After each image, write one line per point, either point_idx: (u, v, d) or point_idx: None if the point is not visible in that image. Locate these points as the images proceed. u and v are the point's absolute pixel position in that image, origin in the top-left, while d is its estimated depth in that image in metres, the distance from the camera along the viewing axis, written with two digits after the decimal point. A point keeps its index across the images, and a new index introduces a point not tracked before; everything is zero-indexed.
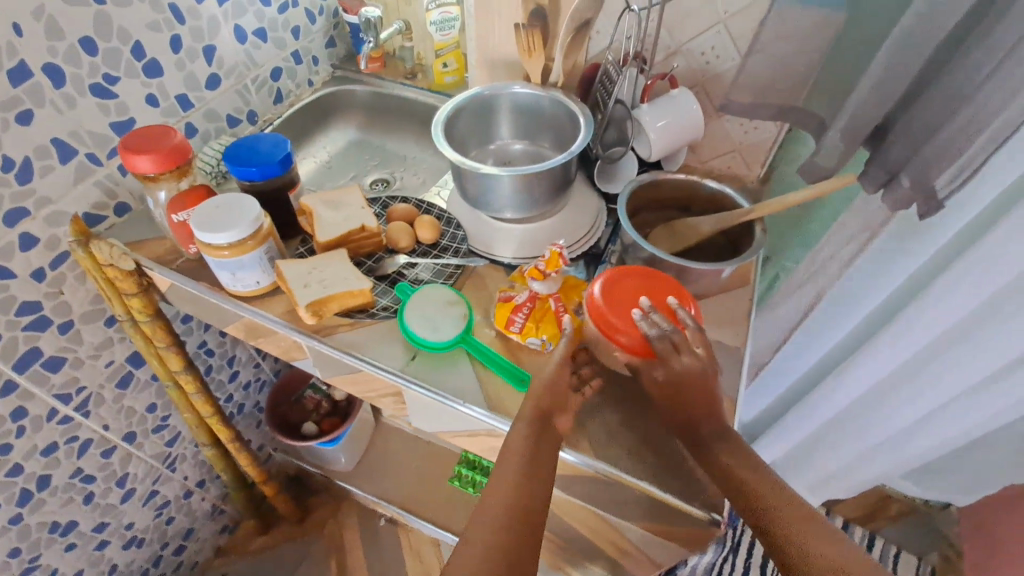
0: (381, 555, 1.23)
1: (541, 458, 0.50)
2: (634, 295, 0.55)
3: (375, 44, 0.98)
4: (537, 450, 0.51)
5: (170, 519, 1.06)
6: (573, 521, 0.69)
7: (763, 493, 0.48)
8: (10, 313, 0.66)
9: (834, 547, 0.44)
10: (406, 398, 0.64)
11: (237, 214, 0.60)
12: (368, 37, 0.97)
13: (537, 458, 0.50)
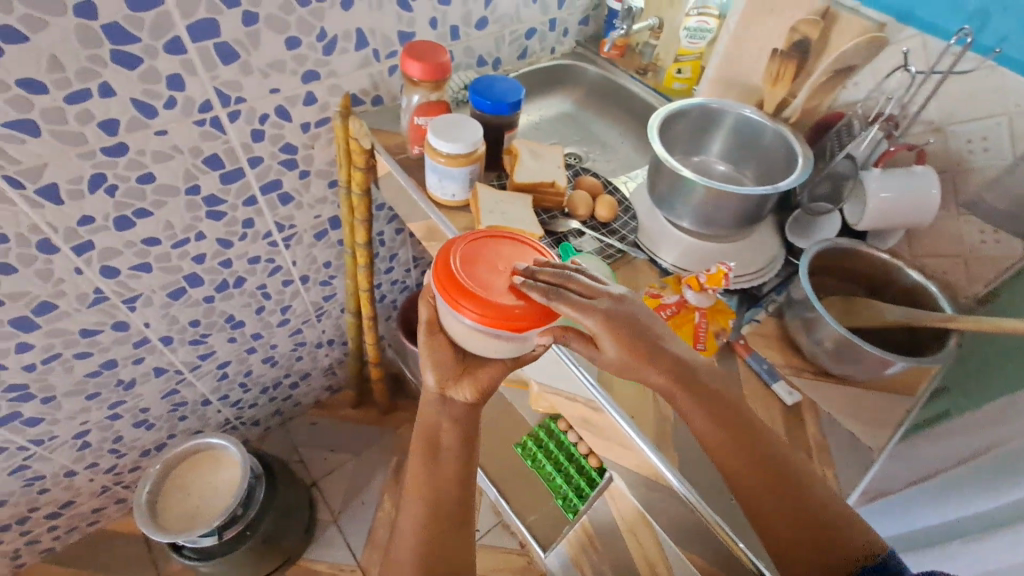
0: None
1: (450, 471, 0.60)
2: (489, 264, 0.52)
3: (625, 33, 1.04)
4: (441, 464, 0.59)
5: (299, 357, 1.24)
6: (623, 527, 0.76)
7: (777, 499, 0.51)
8: (276, 146, 0.84)
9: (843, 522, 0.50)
10: None
11: (464, 134, 0.71)
12: (621, 25, 1.04)
13: (438, 481, 0.59)
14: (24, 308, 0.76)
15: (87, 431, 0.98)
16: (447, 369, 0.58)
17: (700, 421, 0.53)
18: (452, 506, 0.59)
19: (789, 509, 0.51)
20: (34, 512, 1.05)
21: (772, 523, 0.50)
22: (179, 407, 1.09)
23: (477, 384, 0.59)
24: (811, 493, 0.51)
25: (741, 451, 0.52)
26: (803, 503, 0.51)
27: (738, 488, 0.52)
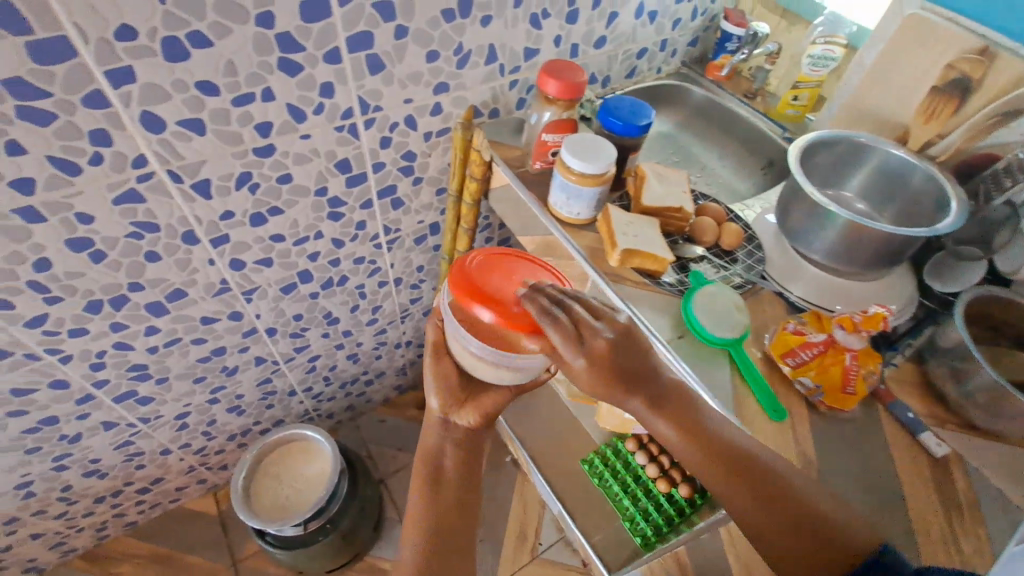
0: (495, 486, 1.35)
1: (454, 484, 0.65)
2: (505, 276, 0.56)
3: (745, 57, 1.03)
4: (441, 489, 0.64)
5: (379, 356, 1.27)
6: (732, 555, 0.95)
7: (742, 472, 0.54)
8: (398, 153, 0.86)
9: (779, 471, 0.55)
10: None
11: (598, 154, 0.71)
12: (742, 49, 1.02)
13: (439, 506, 0.63)
14: (160, 295, 0.80)
15: (188, 412, 1.02)
16: (448, 388, 0.66)
17: (650, 413, 0.56)
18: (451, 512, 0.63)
19: (756, 493, 0.53)
20: (127, 487, 1.09)
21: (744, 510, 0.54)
22: (268, 396, 1.13)
23: (479, 410, 0.66)
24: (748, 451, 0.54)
25: (699, 446, 0.55)
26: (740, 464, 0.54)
27: (712, 488, 0.55)
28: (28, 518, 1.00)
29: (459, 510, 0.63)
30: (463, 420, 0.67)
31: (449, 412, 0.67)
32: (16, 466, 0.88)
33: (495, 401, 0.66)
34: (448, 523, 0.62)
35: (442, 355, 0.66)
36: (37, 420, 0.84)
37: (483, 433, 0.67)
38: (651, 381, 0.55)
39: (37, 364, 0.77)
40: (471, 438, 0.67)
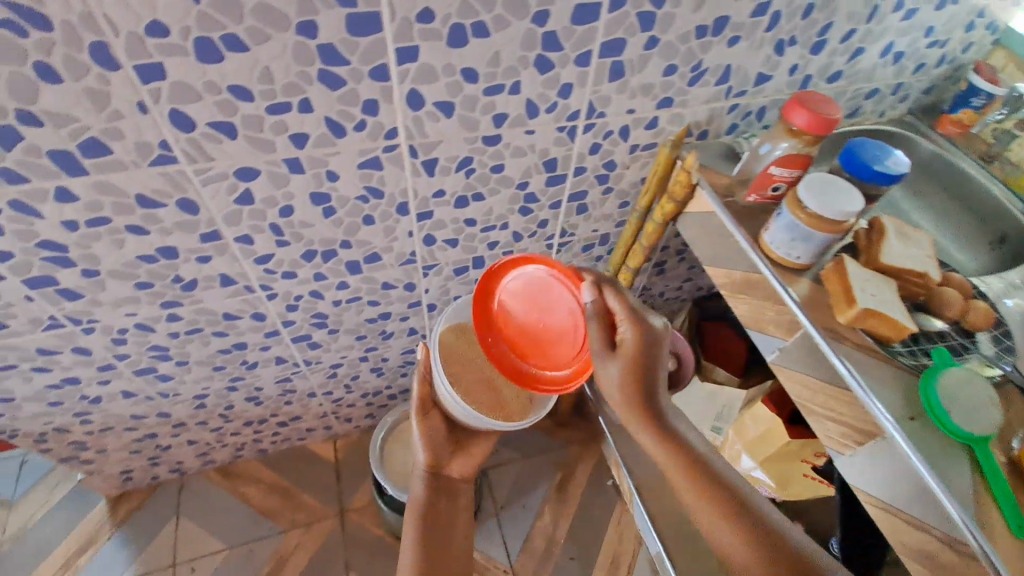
0: (593, 506, 1.32)
1: (449, 521, 0.84)
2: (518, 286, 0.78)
3: (1003, 117, 0.93)
4: (433, 530, 0.81)
5: None
6: None
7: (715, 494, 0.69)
8: (602, 161, 0.85)
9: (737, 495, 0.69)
10: (870, 441, 0.60)
11: (844, 200, 0.64)
12: (1001, 108, 0.93)
13: (426, 532, 0.80)
14: (360, 255, 0.85)
15: (341, 364, 1.09)
16: (439, 448, 0.87)
17: (663, 441, 0.75)
18: (458, 522, 0.86)
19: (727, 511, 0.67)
20: (271, 418, 1.19)
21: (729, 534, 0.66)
22: (407, 365, 1.18)
23: (469, 458, 0.90)
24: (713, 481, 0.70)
25: (692, 469, 0.72)
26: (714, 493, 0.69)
27: (701, 505, 0.70)
28: (192, 426, 1.11)
29: (436, 528, 0.82)
30: (455, 472, 0.89)
31: (438, 466, 0.87)
32: (202, 379, 0.99)
33: (479, 450, 0.91)
34: (440, 529, 0.82)
35: (427, 412, 0.85)
36: (232, 344, 0.93)
37: (461, 487, 0.90)
38: (661, 420, 0.75)
39: (250, 296, 0.85)
40: (453, 490, 0.88)
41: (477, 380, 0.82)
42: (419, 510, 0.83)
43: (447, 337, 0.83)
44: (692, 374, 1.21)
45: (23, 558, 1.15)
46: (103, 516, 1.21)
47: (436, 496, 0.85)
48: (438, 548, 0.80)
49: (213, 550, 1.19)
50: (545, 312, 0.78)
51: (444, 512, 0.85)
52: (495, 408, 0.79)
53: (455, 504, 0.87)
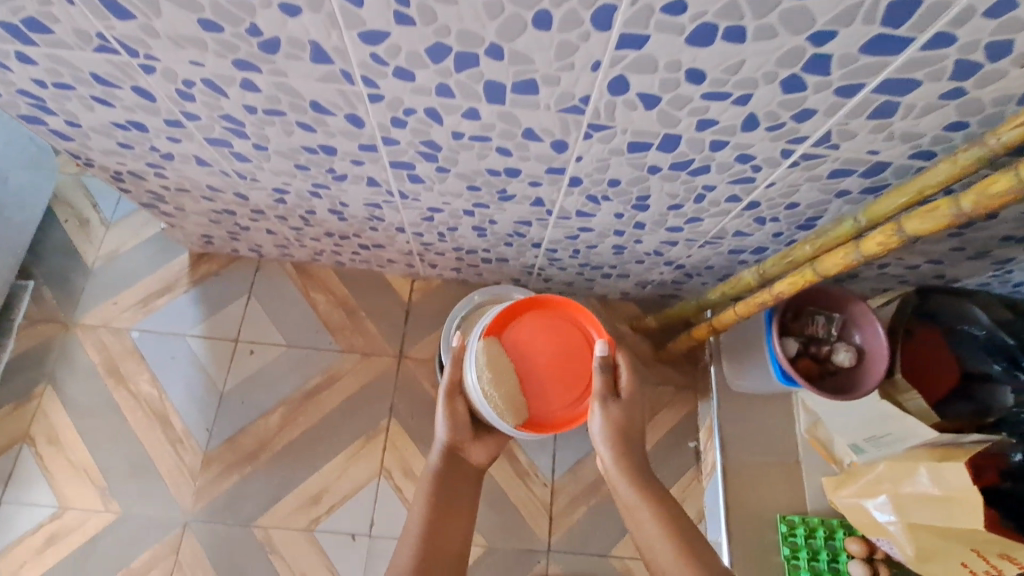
0: (662, 462, 1.15)
1: (460, 504, 0.81)
2: (540, 331, 0.83)
3: None
4: (442, 512, 0.78)
5: (640, 261, 0.99)
6: None
7: (665, 519, 0.73)
8: (993, 34, 0.45)
9: (684, 524, 0.73)
10: None
11: None
12: None
13: (434, 510, 0.78)
14: (508, 78, 0.54)
15: (440, 211, 0.87)
16: (460, 430, 0.82)
17: (617, 475, 0.77)
18: (464, 508, 0.81)
19: (676, 547, 0.71)
20: (353, 238, 1.03)
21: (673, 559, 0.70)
22: (514, 237, 0.94)
23: (487, 447, 0.84)
24: (662, 507, 0.74)
25: (645, 489, 0.75)
26: (666, 519, 0.73)
27: (649, 526, 0.74)
28: (271, 217, 0.98)
29: (445, 513, 0.79)
30: (472, 457, 0.84)
31: (456, 442, 0.83)
32: (281, 174, 0.81)
33: (497, 443, 0.85)
34: (449, 514, 0.79)
35: (455, 398, 0.82)
36: (318, 145, 0.71)
37: (473, 473, 0.84)
38: (627, 455, 0.78)
39: (347, 88, 0.59)
40: (466, 474, 0.83)
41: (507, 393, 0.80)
42: (431, 487, 0.80)
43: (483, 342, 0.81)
44: (874, 388, 0.89)
45: (111, 279, 1.17)
46: (183, 268, 1.19)
47: (449, 472, 0.82)
48: (441, 530, 0.77)
49: (272, 342, 1.16)
50: (550, 344, 0.82)
51: (454, 493, 0.81)
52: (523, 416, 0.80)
53: (465, 492, 0.82)
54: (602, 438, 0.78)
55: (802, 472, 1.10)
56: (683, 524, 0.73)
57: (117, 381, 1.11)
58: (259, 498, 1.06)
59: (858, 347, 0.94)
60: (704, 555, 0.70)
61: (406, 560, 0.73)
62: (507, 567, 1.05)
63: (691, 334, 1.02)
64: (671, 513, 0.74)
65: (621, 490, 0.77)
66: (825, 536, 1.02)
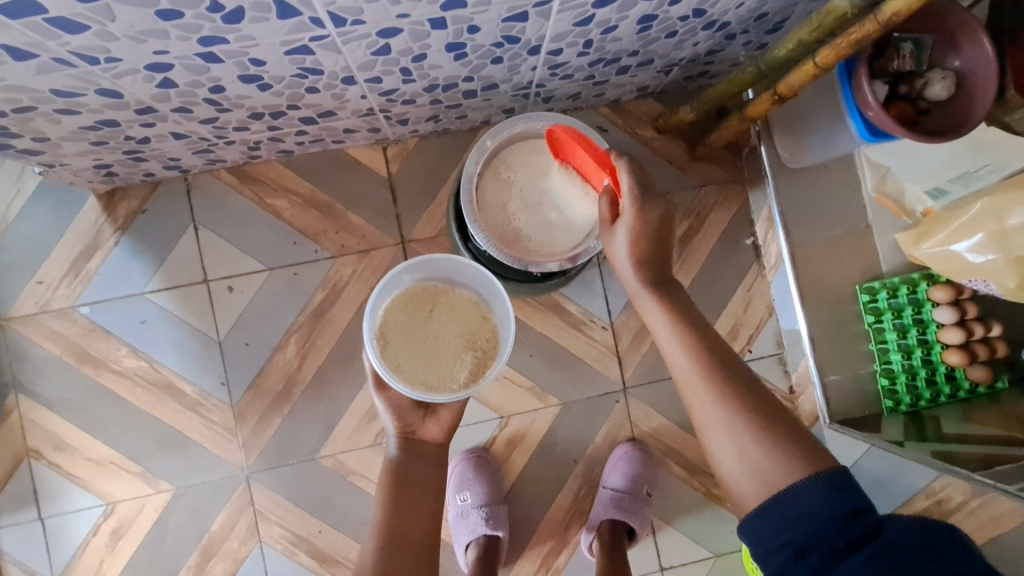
0: (719, 268, 1.04)
1: (424, 491, 0.69)
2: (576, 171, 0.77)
3: None
4: (407, 502, 0.68)
5: (670, 34, 0.75)
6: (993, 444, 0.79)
7: (702, 344, 0.61)
8: None
9: (716, 347, 0.61)
10: None
11: None
12: None
13: (395, 505, 0.67)
14: None
15: (397, 32, 0.60)
16: (407, 413, 0.73)
17: (639, 284, 0.65)
18: (431, 489, 0.70)
19: (714, 382, 0.59)
20: (290, 112, 0.76)
21: (711, 387, 0.59)
22: (504, 45, 0.68)
23: (442, 420, 0.74)
24: (692, 332, 0.62)
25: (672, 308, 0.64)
26: (698, 345, 0.61)
27: (678, 352, 0.61)
28: (169, 114, 0.70)
29: (407, 495, 0.68)
30: (427, 435, 0.74)
31: (411, 429, 0.73)
32: (147, 37, 0.52)
33: (450, 413, 0.75)
34: (409, 500, 0.68)
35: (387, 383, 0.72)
36: None
37: (436, 456, 0.73)
38: (655, 264, 0.65)
39: None
40: (426, 456, 0.72)
41: (438, 357, 0.73)
42: (391, 477, 0.69)
43: (391, 314, 0.74)
44: (982, 116, 0.73)
45: (19, 255, 0.92)
46: (100, 216, 0.94)
47: (412, 460, 0.71)
48: (403, 518, 0.66)
49: (250, 270, 0.95)
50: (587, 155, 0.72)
51: (422, 480, 0.70)
52: (469, 371, 0.73)
53: (427, 475, 0.71)
54: (624, 245, 0.65)
55: (872, 235, 0.98)
56: (713, 347, 0.61)
57: (94, 366, 0.93)
58: (310, 433, 0.96)
59: (958, 73, 0.76)
60: (745, 385, 0.59)
61: (368, 558, 0.63)
62: (589, 417, 1.00)
63: (748, 113, 0.83)
64: (700, 336, 0.62)
65: (646, 311, 0.65)
66: (907, 292, 0.94)
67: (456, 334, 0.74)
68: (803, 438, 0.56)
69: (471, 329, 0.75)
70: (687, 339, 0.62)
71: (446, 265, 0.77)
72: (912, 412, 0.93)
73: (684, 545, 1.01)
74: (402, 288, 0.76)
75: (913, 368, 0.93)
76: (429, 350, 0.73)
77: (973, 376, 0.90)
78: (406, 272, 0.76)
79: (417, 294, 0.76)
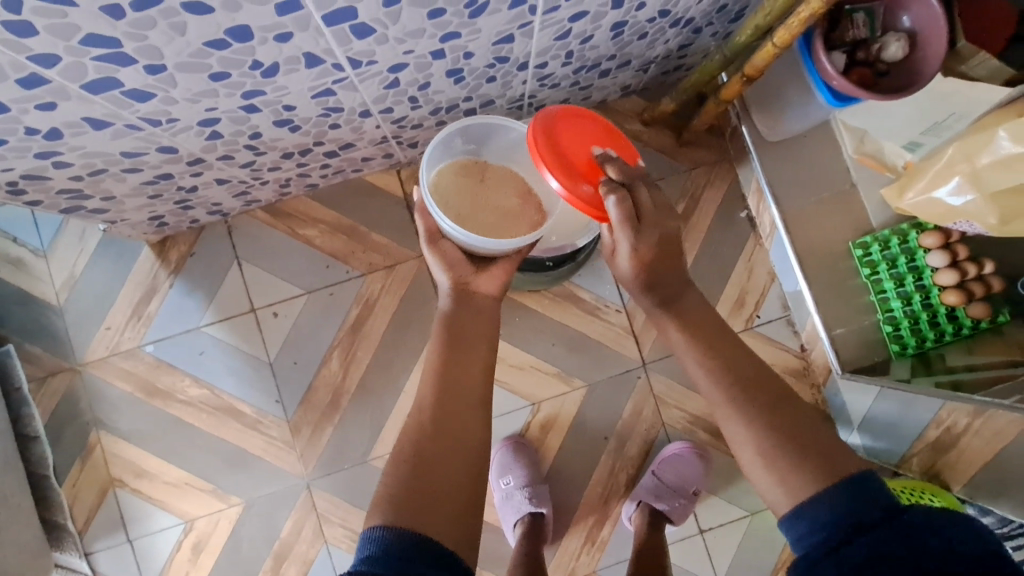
0: (719, 242, 1.11)
1: None
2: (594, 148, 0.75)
3: None
4: (466, 348, 0.71)
5: (642, 36, 0.84)
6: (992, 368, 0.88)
7: (749, 375, 0.68)
8: None
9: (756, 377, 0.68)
10: None
11: None
12: None
13: (451, 350, 0.70)
14: None
15: (404, 66, 0.70)
16: (458, 265, 0.77)
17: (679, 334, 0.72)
18: (484, 342, 0.73)
19: (755, 416, 0.65)
20: (316, 149, 0.87)
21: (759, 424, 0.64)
22: (496, 65, 0.78)
23: (494, 277, 0.78)
24: (733, 376, 0.68)
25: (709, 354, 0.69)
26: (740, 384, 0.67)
27: (722, 395, 0.67)
28: (214, 163, 0.81)
29: (460, 345, 0.71)
30: (482, 289, 0.77)
31: (465, 282, 0.76)
32: (201, 97, 0.63)
33: (503, 268, 0.78)
34: (464, 345, 0.71)
35: (438, 241, 0.76)
36: (225, 32, 0.53)
37: (488, 308, 0.76)
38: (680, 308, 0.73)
39: None
40: (479, 307, 0.75)
41: (490, 214, 0.79)
42: (444, 322, 0.73)
43: (445, 179, 0.81)
44: (932, 69, 0.81)
45: (89, 306, 1.03)
46: (155, 263, 1.04)
47: (461, 312, 0.74)
48: (459, 366, 0.69)
49: (290, 295, 1.05)
50: (570, 153, 0.73)
51: (469, 330, 0.73)
52: (528, 224, 0.81)
53: (481, 322, 0.74)
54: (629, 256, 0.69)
55: (858, 194, 1.05)
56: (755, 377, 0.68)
57: (163, 398, 1.03)
58: (361, 437, 1.04)
59: (905, 33, 0.83)
60: (788, 412, 0.65)
61: (427, 396, 0.67)
62: (614, 394, 1.06)
63: (723, 97, 0.91)
64: (735, 370, 0.68)
65: (667, 325, 0.73)
66: (899, 242, 0.99)
67: (506, 194, 0.82)
68: (813, 428, 0.63)
69: (518, 192, 0.83)
70: (723, 382, 0.68)
71: (494, 132, 0.82)
72: (919, 354, 0.99)
73: (720, 508, 1.06)
74: (455, 156, 0.83)
75: (915, 312, 0.98)
76: (483, 206, 0.80)
77: (972, 313, 0.94)
78: (461, 137, 0.82)
79: (468, 163, 0.83)
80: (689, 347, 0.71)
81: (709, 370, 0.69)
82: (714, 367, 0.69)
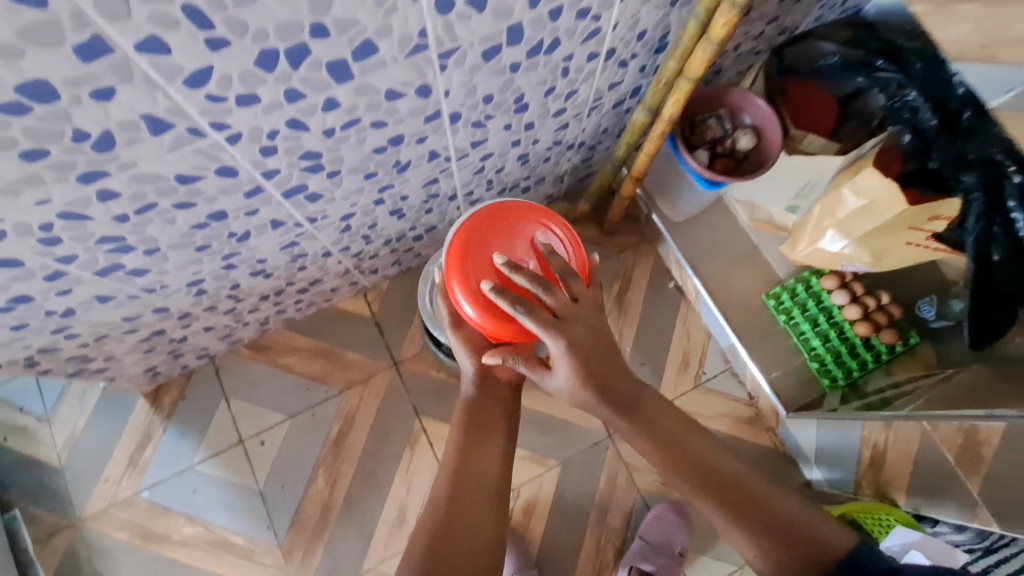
0: (655, 312, 1.25)
1: None
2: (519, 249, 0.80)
3: None
4: (480, 438, 0.79)
5: (546, 160, 1.04)
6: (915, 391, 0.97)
7: (712, 473, 0.75)
8: None
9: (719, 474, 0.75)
10: None
11: None
12: None
13: (467, 438, 0.79)
14: (345, 50, 0.54)
15: (353, 214, 0.87)
16: (484, 349, 0.83)
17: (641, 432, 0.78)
18: (499, 429, 0.81)
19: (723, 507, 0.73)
20: (289, 288, 1.01)
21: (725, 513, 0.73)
22: (430, 200, 0.96)
23: (513, 363, 0.86)
24: (696, 467, 0.76)
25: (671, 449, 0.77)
26: (705, 476, 0.75)
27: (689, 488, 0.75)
28: (201, 313, 0.94)
29: (478, 438, 0.79)
30: (501, 374, 0.85)
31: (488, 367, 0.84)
32: (188, 264, 0.77)
33: None
34: (481, 438, 0.79)
35: (462, 322, 0.82)
36: (206, 216, 0.69)
37: (506, 392, 0.85)
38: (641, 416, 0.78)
39: (203, 145, 0.57)
40: (499, 393, 0.84)
41: None
42: (462, 411, 0.82)
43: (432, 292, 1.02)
44: (777, 152, 1.02)
45: (89, 461, 1.10)
46: (149, 412, 1.13)
47: (481, 399, 0.82)
48: (474, 459, 0.77)
49: (276, 421, 1.14)
50: (488, 266, 0.78)
51: (486, 417, 0.81)
52: None
53: (498, 412, 0.82)
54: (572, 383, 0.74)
55: (761, 253, 1.21)
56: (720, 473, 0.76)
57: (158, 542, 1.07)
58: (352, 552, 1.07)
59: (749, 126, 1.05)
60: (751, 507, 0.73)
61: (444, 488, 0.74)
62: (587, 468, 1.13)
63: (624, 195, 1.10)
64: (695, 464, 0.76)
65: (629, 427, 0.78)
66: (804, 289, 1.14)
67: None
68: (772, 514, 0.72)
69: None
70: (688, 474, 0.76)
71: None
72: (850, 383, 1.09)
73: (709, 568, 1.10)
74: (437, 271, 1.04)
75: (835, 347, 1.10)
76: None
77: (884, 340, 1.07)
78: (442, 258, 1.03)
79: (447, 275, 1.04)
80: (651, 443, 0.78)
81: (673, 463, 0.77)
82: (676, 462, 0.76)
